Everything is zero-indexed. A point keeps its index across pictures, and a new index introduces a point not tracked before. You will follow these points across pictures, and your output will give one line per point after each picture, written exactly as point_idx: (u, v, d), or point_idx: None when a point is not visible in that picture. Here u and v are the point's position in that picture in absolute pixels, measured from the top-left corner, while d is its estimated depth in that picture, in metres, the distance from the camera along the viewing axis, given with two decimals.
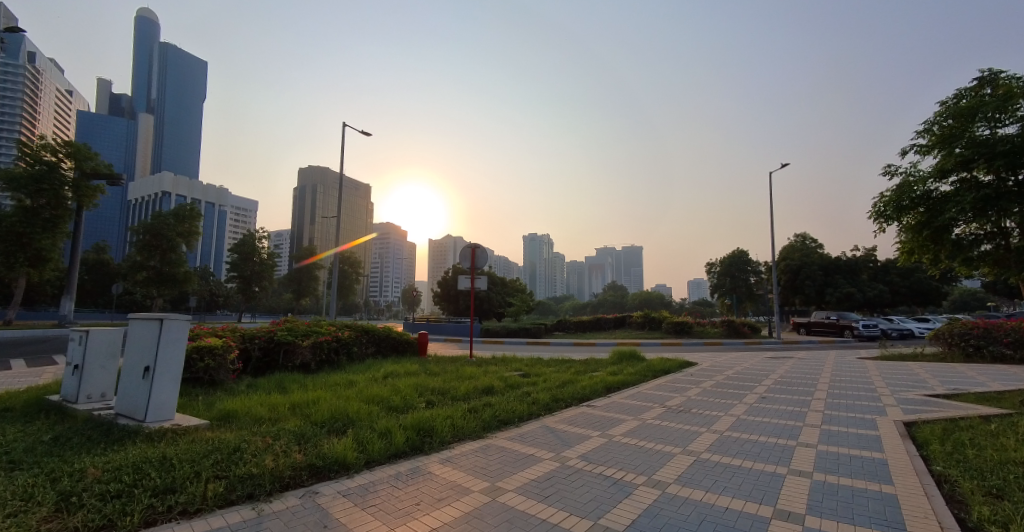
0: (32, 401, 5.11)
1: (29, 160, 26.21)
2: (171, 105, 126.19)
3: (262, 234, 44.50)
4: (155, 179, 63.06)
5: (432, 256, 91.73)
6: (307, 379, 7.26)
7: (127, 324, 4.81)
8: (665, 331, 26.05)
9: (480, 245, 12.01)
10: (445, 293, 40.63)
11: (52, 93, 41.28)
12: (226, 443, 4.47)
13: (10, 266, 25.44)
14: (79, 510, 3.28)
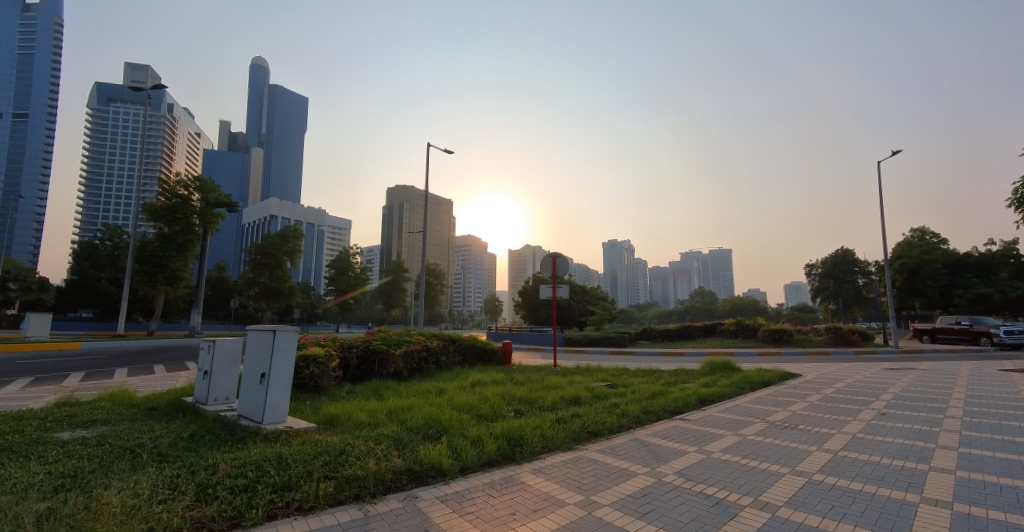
0: (171, 402, 5.74)
1: (166, 195, 30.00)
2: (278, 140, 141.64)
3: (356, 250, 47.59)
4: (263, 206, 70.21)
5: (512, 266, 93.32)
6: (401, 386, 7.52)
7: (245, 335, 5.21)
8: (761, 340, 24.07)
9: (560, 253, 11.94)
10: (526, 302, 40.82)
11: (185, 136, 47.34)
12: (333, 445, 4.67)
13: (152, 285, 29.85)
14: (213, 502, 3.61)
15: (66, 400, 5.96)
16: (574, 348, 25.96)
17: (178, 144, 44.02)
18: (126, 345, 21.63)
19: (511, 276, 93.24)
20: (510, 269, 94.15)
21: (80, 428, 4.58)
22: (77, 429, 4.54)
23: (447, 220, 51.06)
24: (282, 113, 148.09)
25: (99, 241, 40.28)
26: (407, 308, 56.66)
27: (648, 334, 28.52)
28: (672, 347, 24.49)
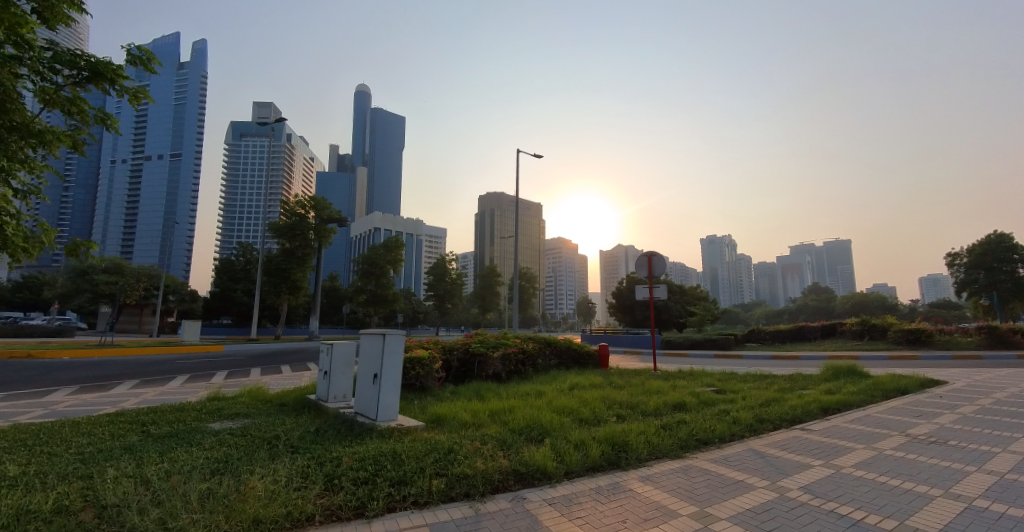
0: (298, 399, 6.28)
1: (287, 214, 33.69)
2: (380, 158, 154.28)
3: (451, 257, 49.68)
4: (369, 219, 75.57)
5: (604, 266, 92.18)
6: (501, 388, 7.61)
7: (359, 338, 5.55)
8: (892, 342, 21.15)
9: (656, 252, 11.67)
10: (620, 304, 40.04)
11: (302, 160, 51.77)
12: (441, 444, 4.78)
13: (277, 293, 33.78)
14: (340, 491, 3.87)
15: (215, 395, 6.79)
16: (674, 351, 24.87)
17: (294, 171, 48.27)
18: (260, 348, 24.50)
19: (604, 276, 92.05)
20: (602, 270, 93.00)
21: (228, 419, 5.16)
22: (224, 420, 5.12)
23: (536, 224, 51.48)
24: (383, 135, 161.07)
25: (235, 256, 45.27)
26: (501, 311, 58.04)
27: (757, 336, 26.54)
28: (783, 350, 22.54)
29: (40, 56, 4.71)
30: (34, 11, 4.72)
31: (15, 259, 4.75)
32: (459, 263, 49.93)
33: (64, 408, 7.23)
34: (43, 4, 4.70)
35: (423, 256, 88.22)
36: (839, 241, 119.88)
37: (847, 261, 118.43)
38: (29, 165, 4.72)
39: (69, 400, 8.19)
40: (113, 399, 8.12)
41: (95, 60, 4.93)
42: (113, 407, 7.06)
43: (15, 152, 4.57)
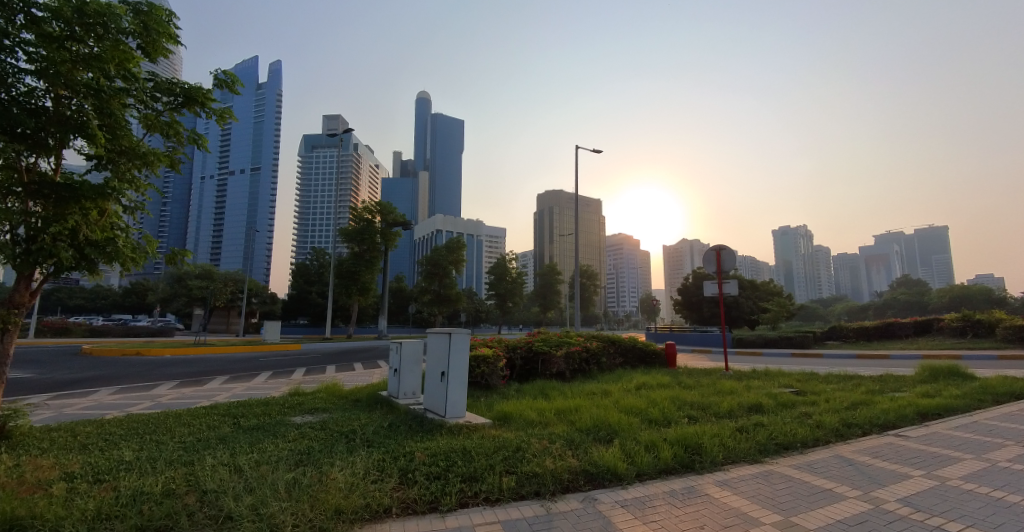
0: (370, 395, 6.54)
1: (356, 218, 35.45)
2: (441, 162, 159.80)
3: (511, 256, 50.08)
4: (431, 221, 77.66)
5: (667, 262, 89.71)
6: (566, 387, 7.55)
7: (426, 337, 5.68)
8: (1002, 339, 18.90)
9: (726, 246, 11.25)
10: (686, 301, 38.87)
11: (368, 168, 53.92)
12: (509, 441, 4.77)
13: (348, 294, 35.70)
14: (414, 485, 3.95)
15: (295, 390, 7.21)
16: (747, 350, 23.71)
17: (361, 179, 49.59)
18: (335, 346, 25.91)
19: (667, 273, 89.64)
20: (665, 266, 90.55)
21: (308, 413, 5.44)
22: (305, 414, 5.41)
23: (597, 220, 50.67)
24: (443, 140, 166.25)
25: (308, 261, 48.93)
26: (561, 309, 57.85)
27: (840, 334, 24.74)
28: (872, 348, 20.88)
29: (144, 87, 5.22)
30: (140, 48, 5.24)
31: (125, 269, 5.21)
32: (519, 262, 50.27)
33: (167, 401, 7.97)
34: (145, 41, 5.17)
35: (484, 256, 89.49)
36: (934, 228, 108.62)
37: (944, 251, 106.73)
38: (135, 183, 5.20)
39: (172, 393, 9.05)
40: (208, 393, 8.87)
41: (188, 85, 5.36)
42: (209, 401, 7.69)
43: (125, 173, 5.05)
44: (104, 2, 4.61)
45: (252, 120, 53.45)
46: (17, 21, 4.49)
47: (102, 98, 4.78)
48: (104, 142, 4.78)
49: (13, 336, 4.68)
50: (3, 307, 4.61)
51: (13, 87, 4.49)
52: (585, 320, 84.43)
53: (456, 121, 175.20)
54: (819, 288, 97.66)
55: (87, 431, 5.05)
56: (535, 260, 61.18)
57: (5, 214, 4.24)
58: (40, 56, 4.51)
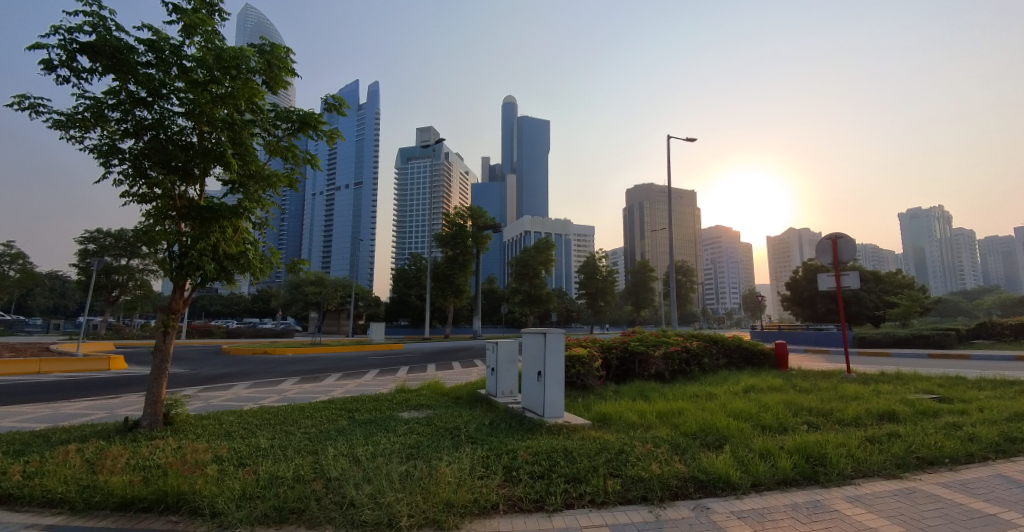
0: (469, 393, 6.76)
1: (449, 223, 37.00)
2: (529, 164, 163.39)
3: (600, 255, 49.51)
4: (519, 223, 78.89)
5: (771, 255, 83.46)
6: (666, 388, 7.26)
7: (522, 337, 5.73)
8: None
9: (844, 234, 10.21)
10: (795, 296, 35.95)
11: (459, 175, 56.16)
12: (611, 443, 4.62)
13: (444, 296, 37.49)
14: (519, 484, 3.98)
15: (401, 387, 7.67)
16: (873, 349, 21.30)
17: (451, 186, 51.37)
18: (433, 346, 27.29)
19: (772, 266, 83.62)
20: (769, 259, 84.34)
21: (415, 409, 5.73)
22: (412, 410, 5.70)
23: (691, 213, 47.80)
24: (530, 142, 169.09)
25: (408, 265, 51.68)
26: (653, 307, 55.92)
27: (991, 331, 21.29)
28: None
29: (268, 116, 5.83)
30: (265, 83, 5.86)
31: (256, 278, 5.85)
32: (609, 260, 49.52)
33: (291, 395, 8.85)
34: (269, 76, 5.78)
35: (572, 255, 88.97)
36: None
37: None
38: (262, 202, 5.82)
39: (296, 387, 10.08)
40: (324, 388, 9.74)
41: (303, 111, 5.89)
42: (326, 395, 8.44)
43: (254, 194, 5.67)
44: (237, 47, 5.25)
45: (354, 139, 58.11)
46: (171, 71, 5.26)
47: (235, 131, 5.43)
48: (237, 168, 5.42)
49: (173, 338, 5.43)
50: (164, 313, 5.40)
51: (168, 128, 5.28)
52: (681, 319, 80.75)
53: (540, 123, 177.38)
54: (960, 278, 84.12)
55: (231, 420, 5.72)
56: (625, 258, 59.80)
57: (164, 234, 4.97)
58: (189, 99, 5.26)
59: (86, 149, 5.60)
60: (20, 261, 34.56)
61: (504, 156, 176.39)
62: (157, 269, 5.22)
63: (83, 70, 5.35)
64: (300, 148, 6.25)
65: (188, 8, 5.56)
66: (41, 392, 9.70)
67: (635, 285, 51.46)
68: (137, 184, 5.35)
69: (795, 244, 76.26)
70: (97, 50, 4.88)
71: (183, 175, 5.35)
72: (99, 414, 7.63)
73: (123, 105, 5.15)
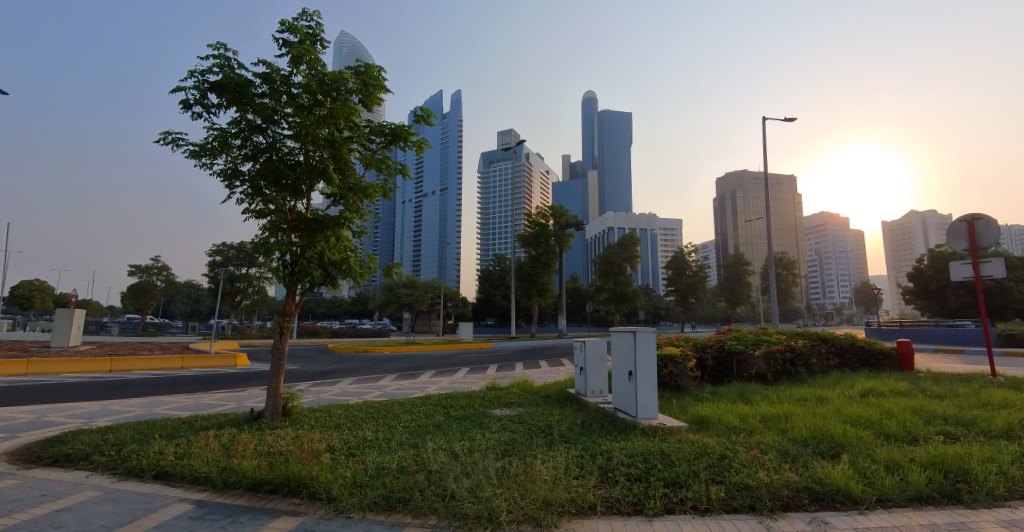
0: (558, 393, 6.81)
1: (531, 223, 37.52)
2: (611, 160, 161.64)
3: (690, 249, 47.43)
4: (602, 219, 78.25)
5: (889, 241, 75.05)
6: (769, 391, 6.81)
7: (610, 336, 5.67)
8: None
9: (983, 214, 8.89)
10: (921, 289, 32.05)
11: (540, 175, 56.56)
12: (711, 448, 4.38)
13: (529, 295, 37.99)
14: (616, 486, 3.91)
15: (492, 385, 7.92)
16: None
17: (534, 187, 51.91)
18: (522, 344, 27.75)
19: (890, 255, 75.17)
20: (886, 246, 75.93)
21: (506, 407, 5.86)
22: (504, 408, 5.84)
23: (791, 199, 44.61)
24: (611, 136, 166.35)
25: (493, 266, 53.32)
26: (751, 303, 52.34)
27: None
28: None
29: (364, 132, 6.27)
30: (361, 102, 6.29)
31: (356, 283, 6.27)
32: (699, 254, 47.24)
33: (390, 391, 9.44)
34: (364, 95, 6.18)
35: (659, 250, 85.69)
36: None
37: None
38: (361, 212, 6.26)
39: (394, 384, 10.74)
40: (420, 385, 10.26)
41: (394, 125, 6.24)
42: (421, 392, 8.90)
43: (354, 205, 6.12)
44: (337, 70, 5.69)
45: (439, 148, 60.89)
46: (282, 99, 5.82)
47: (336, 148, 5.87)
48: (338, 182, 5.89)
49: (287, 338, 5.99)
50: (280, 315, 5.99)
51: (279, 148, 5.83)
52: (783, 316, 74.59)
53: (619, 116, 173.04)
54: None
55: (339, 413, 6.21)
56: (717, 253, 57.43)
57: (278, 245, 5.47)
58: (296, 122, 5.78)
59: (215, 173, 6.35)
60: (165, 273, 40.16)
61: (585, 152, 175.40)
62: (273, 276, 5.79)
63: (212, 105, 6.09)
64: (393, 159, 6.64)
65: (294, 39, 6.11)
66: (187, 384, 11.25)
67: (730, 279, 48.47)
68: (255, 201, 5.97)
69: (918, 229, 68.33)
70: (223, 86, 5.55)
71: (293, 192, 5.89)
72: (230, 405, 8.67)
73: (243, 132, 5.76)
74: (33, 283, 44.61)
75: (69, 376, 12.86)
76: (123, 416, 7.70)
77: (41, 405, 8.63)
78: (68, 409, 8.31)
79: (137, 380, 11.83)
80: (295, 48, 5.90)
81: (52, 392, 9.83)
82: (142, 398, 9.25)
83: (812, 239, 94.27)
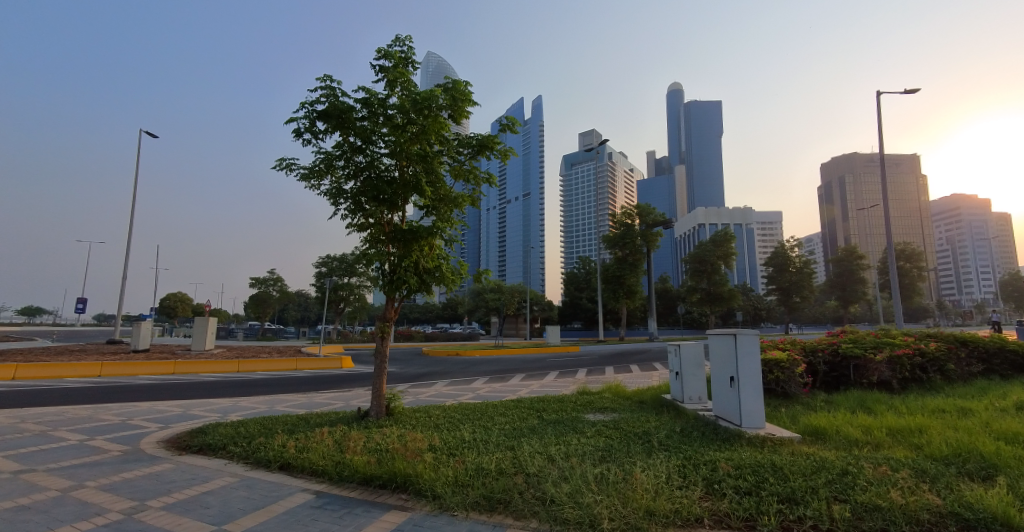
0: (654, 398, 6.75)
1: (616, 224, 37.12)
2: (699, 153, 154.86)
3: (793, 243, 43.98)
4: (692, 216, 74.81)
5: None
6: (896, 400, 6.19)
7: (707, 339, 5.54)
8: None
9: None
10: None
11: (624, 174, 55.21)
12: (830, 462, 4.03)
13: (616, 298, 37.22)
14: (724, 499, 3.70)
15: (583, 389, 7.97)
16: None
17: (617, 186, 50.83)
18: (610, 348, 27.29)
19: None
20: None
21: (600, 412, 5.87)
22: (597, 413, 5.86)
23: (914, 182, 40.34)
24: (698, 128, 159.28)
25: (578, 269, 53.03)
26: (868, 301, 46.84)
27: None
28: None
29: (453, 145, 6.56)
30: (451, 116, 6.57)
31: (449, 289, 6.55)
32: (804, 249, 43.59)
33: (483, 393, 9.76)
34: (454, 110, 6.48)
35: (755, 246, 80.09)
36: None
37: None
38: (451, 221, 6.55)
39: (486, 387, 11.09)
40: (512, 388, 10.49)
41: (481, 136, 6.45)
42: (513, 395, 9.12)
43: (444, 215, 6.42)
44: (428, 89, 6.01)
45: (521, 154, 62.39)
46: (378, 120, 6.25)
47: (428, 162, 6.19)
48: (430, 194, 6.23)
49: (387, 342, 6.39)
50: (381, 320, 6.41)
51: (376, 165, 6.26)
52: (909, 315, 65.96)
53: (710, 106, 165.17)
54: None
55: (438, 414, 6.56)
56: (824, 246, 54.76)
57: (378, 255, 5.88)
58: (393, 141, 6.18)
59: (322, 192, 6.97)
60: (280, 284, 44.50)
61: (671, 146, 169.38)
62: (373, 285, 6.22)
63: (319, 131, 6.70)
64: (480, 168, 6.86)
65: (389, 64, 6.57)
66: (301, 384, 12.48)
67: (841, 276, 43.71)
68: (357, 216, 6.46)
69: None
70: (328, 113, 6.08)
71: (389, 205, 6.27)
72: (340, 403, 9.47)
73: (347, 153, 6.29)
74: (176, 295, 52.10)
75: (208, 375, 14.82)
76: (251, 411, 8.69)
77: (187, 400, 10.02)
78: (207, 404, 9.56)
79: (262, 380, 13.33)
80: (389, 72, 6.34)
81: (196, 389, 11.41)
82: (265, 396, 10.42)
83: (944, 226, 84.40)
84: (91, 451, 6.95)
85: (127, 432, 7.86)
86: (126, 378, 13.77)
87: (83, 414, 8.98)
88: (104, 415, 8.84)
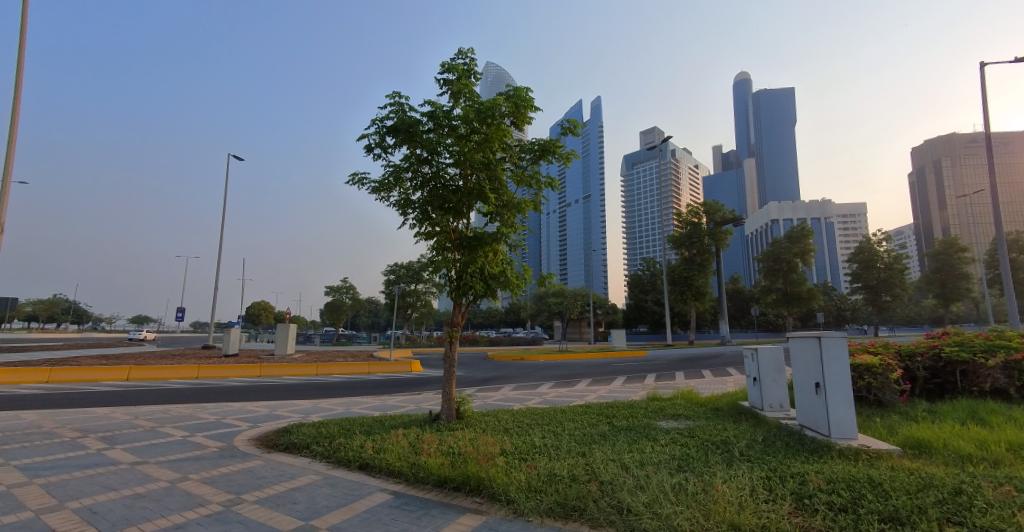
0: (731, 405, 6.53)
1: (681, 223, 35.88)
2: (770, 144, 146.44)
3: (879, 237, 40.59)
4: (764, 212, 71.04)
5: None
6: (1015, 411, 5.61)
7: (786, 343, 5.30)
8: None
9: None
10: None
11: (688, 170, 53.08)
12: (939, 480, 3.69)
13: (684, 300, 35.98)
14: (818, 515, 3.46)
15: (653, 395, 7.81)
16: None
17: (682, 183, 49.15)
18: (681, 353, 26.34)
19: None
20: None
21: (673, 420, 5.74)
22: (670, 420, 5.73)
23: None
24: (768, 117, 150.92)
25: (642, 271, 51.77)
26: (974, 299, 42.05)
27: None
28: None
29: (516, 151, 6.69)
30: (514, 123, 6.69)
31: (513, 293, 6.63)
32: (893, 242, 40.05)
33: (551, 398, 9.80)
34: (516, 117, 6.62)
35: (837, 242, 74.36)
36: None
37: None
38: (514, 227, 6.66)
39: (553, 391, 11.14)
40: (579, 393, 10.44)
41: (542, 141, 6.52)
42: (581, 400, 9.11)
43: (508, 220, 6.52)
44: (491, 99, 6.12)
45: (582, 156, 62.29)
46: (444, 131, 6.47)
47: (491, 169, 6.32)
48: (494, 201, 6.36)
49: (456, 346, 6.57)
50: (448, 325, 6.59)
51: (441, 174, 6.47)
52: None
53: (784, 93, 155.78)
54: None
55: (507, 418, 6.66)
56: (921, 237, 50.03)
57: (445, 261, 6.04)
58: (457, 151, 6.37)
59: (390, 203, 7.29)
60: (352, 292, 46.69)
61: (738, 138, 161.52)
62: (440, 291, 6.40)
63: (389, 145, 7.03)
64: (541, 173, 6.96)
65: (453, 77, 6.80)
66: (375, 387, 13.10)
67: (939, 271, 39.64)
68: (423, 225, 6.68)
69: None
70: (397, 128, 6.36)
71: (454, 213, 6.46)
72: (412, 407, 9.87)
73: (413, 164, 6.55)
74: (261, 304, 55.86)
75: (289, 378, 15.92)
76: (330, 413, 9.25)
77: (273, 401, 10.83)
78: (290, 405, 10.28)
79: (339, 384, 14.12)
80: (454, 84, 6.55)
81: (281, 391, 12.28)
82: (343, 398, 11.03)
83: None
84: (193, 446, 7.69)
85: (223, 429, 8.60)
86: (220, 380, 15.13)
87: (184, 412, 9.93)
88: (203, 413, 9.74)
